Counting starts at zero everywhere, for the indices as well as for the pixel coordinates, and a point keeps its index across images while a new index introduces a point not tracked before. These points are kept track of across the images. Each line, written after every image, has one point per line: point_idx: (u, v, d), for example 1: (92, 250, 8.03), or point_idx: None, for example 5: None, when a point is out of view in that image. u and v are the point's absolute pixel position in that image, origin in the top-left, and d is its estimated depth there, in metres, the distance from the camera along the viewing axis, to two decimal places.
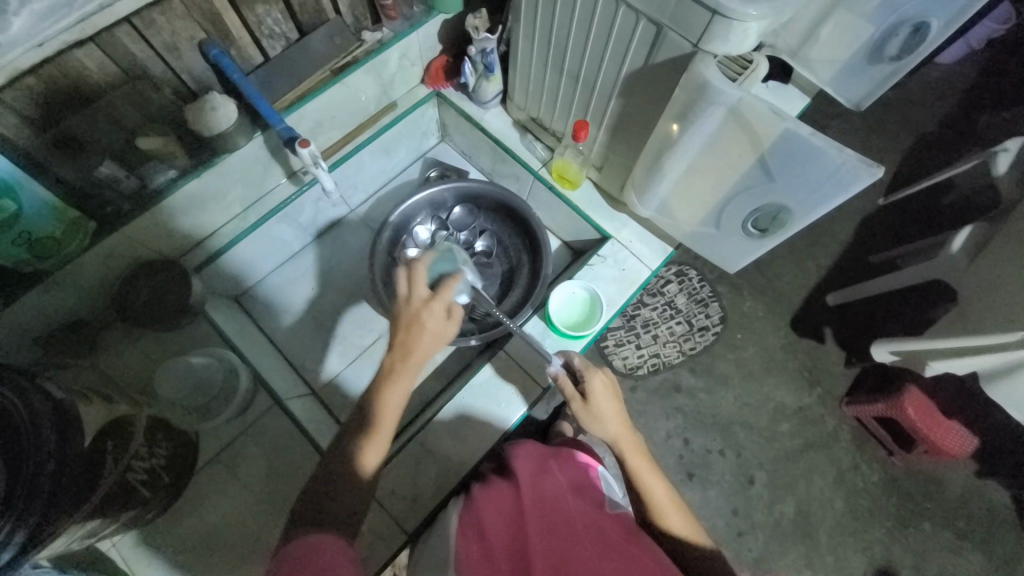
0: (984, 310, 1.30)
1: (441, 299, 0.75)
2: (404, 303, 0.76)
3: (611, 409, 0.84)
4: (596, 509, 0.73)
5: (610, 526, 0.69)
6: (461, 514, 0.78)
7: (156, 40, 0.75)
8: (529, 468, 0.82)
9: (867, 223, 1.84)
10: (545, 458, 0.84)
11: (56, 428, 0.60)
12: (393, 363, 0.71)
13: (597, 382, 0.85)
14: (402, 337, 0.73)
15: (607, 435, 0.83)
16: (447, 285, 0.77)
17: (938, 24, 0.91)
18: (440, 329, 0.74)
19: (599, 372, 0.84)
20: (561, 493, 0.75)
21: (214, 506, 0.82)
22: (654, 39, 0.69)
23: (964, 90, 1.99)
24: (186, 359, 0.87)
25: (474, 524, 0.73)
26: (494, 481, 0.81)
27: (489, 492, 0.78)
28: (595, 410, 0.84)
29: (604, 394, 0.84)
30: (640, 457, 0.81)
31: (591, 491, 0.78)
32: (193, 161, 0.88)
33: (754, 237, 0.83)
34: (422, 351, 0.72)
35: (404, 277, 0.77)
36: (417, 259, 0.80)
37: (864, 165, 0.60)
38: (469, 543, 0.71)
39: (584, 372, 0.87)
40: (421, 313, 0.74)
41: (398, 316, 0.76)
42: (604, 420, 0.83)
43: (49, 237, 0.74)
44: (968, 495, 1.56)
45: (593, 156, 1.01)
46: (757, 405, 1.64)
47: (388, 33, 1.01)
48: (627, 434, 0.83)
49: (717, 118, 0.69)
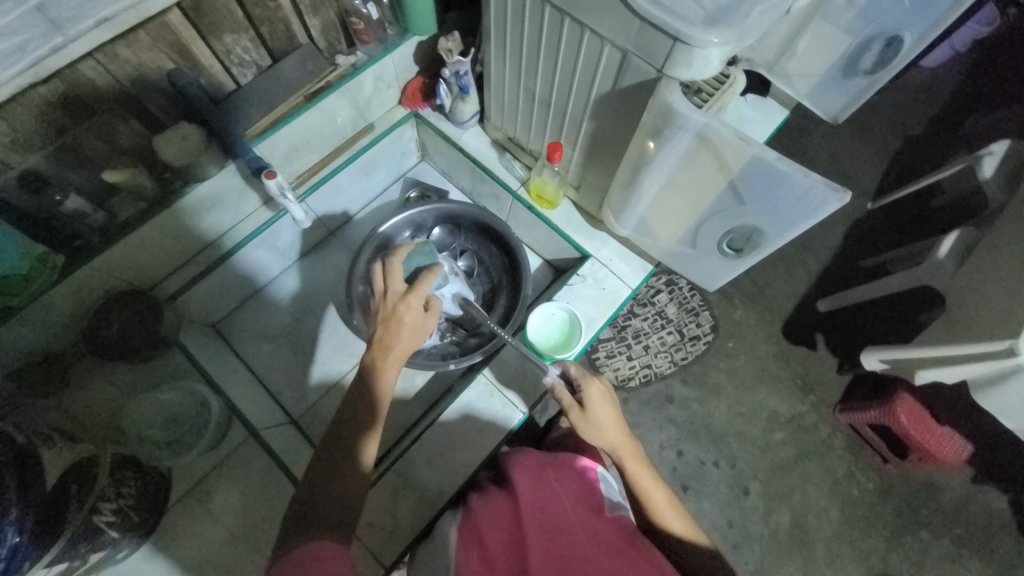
0: (971, 317, 1.30)
1: (415, 294, 0.79)
2: (381, 299, 0.80)
3: (608, 417, 0.82)
4: (597, 516, 0.71)
5: (610, 535, 0.67)
6: (460, 526, 0.78)
7: (121, 74, 0.75)
8: (528, 477, 0.79)
9: (857, 228, 1.84)
10: (542, 466, 0.82)
11: (15, 475, 0.58)
12: (375, 358, 0.74)
13: (594, 390, 0.83)
14: (383, 333, 0.77)
15: (603, 442, 0.82)
16: (421, 279, 0.80)
17: (911, 38, 0.91)
18: (418, 322, 0.77)
19: (597, 380, 0.83)
20: (561, 501, 0.73)
21: (182, 547, 0.79)
22: (620, 64, 0.69)
23: (950, 93, 2.00)
24: (155, 396, 0.85)
25: (475, 538, 0.73)
26: (492, 494, 0.80)
27: (490, 509, 0.76)
28: (592, 418, 0.82)
29: (602, 402, 0.82)
30: (638, 461, 0.80)
31: (591, 496, 0.76)
32: (164, 191, 0.88)
33: (730, 257, 0.83)
34: (403, 343, 0.76)
35: (381, 274, 0.82)
36: (391, 255, 0.84)
37: (831, 190, 0.59)
38: (469, 559, 0.70)
39: (580, 381, 0.85)
40: (398, 308, 0.77)
41: (379, 312, 0.80)
42: (601, 428, 0.81)
43: (13, 275, 0.74)
44: (964, 501, 1.55)
45: (570, 176, 1.00)
46: (751, 415, 1.63)
47: (362, 57, 1.01)
48: (626, 440, 0.81)
49: (685, 141, 0.69)
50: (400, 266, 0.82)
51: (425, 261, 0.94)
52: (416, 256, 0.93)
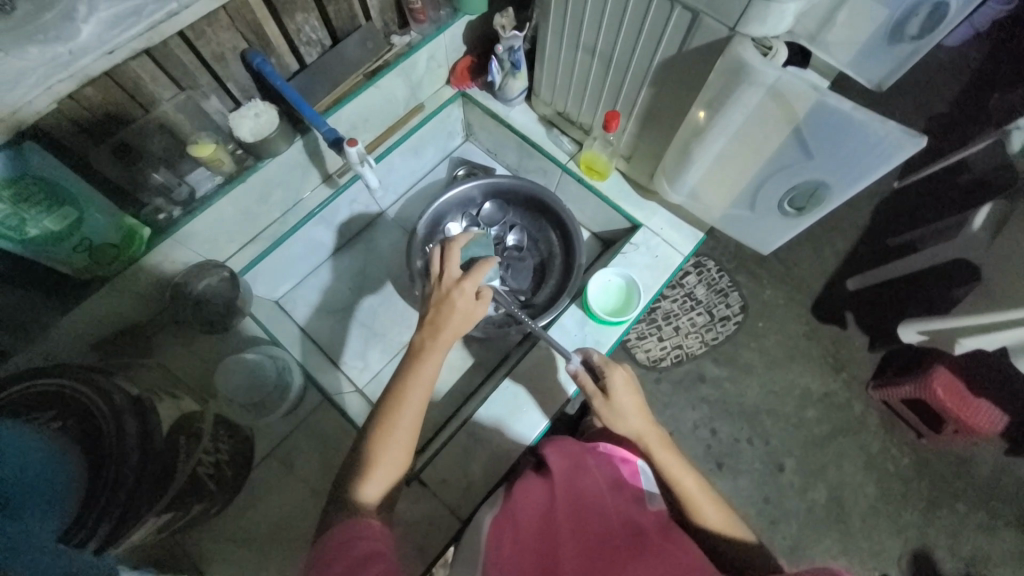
0: (1010, 287, 1.31)
1: (471, 281, 0.77)
2: (437, 281, 0.78)
3: (633, 405, 0.84)
4: (636, 507, 0.73)
5: (647, 524, 0.69)
6: (496, 511, 0.79)
7: (205, 51, 0.78)
8: (564, 462, 0.82)
9: (883, 207, 1.84)
10: (581, 453, 0.84)
11: (136, 422, 0.63)
12: (424, 338, 0.74)
13: (618, 377, 0.86)
14: (434, 315, 0.76)
15: (629, 431, 0.84)
16: (476, 266, 0.78)
17: (956, 4, 0.93)
18: (468, 309, 0.75)
19: (621, 367, 0.86)
20: (599, 491, 0.76)
21: (272, 500, 0.83)
22: (689, 26, 0.71)
23: (974, 71, 2.00)
24: (240, 357, 0.89)
25: (508, 522, 0.74)
26: (529, 477, 0.82)
27: (524, 490, 0.79)
28: (617, 406, 0.84)
29: (626, 389, 0.85)
30: (664, 449, 0.83)
31: (629, 487, 0.78)
32: (239, 167, 0.91)
33: (791, 216, 0.85)
34: (453, 329, 0.74)
35: (439, 257, 0.81)
36: (450, 240, 0.83)
37: (909, 136, 0.61)
38: (501, 542, 0.72)
39: (604, 368, 0.88)
40: (450, 294, 0.76)
41: (432, 296, 0.78)
42: (627, 417, 0.84)
43: (108, 244, 0.77)
44: (999, 474, 1.55)
45: (622, 146, 1.02)
46: (783, 393, 1.65)
47: (416, 36, 1.04)
48: (651, 428, 0.84)
49: (755, 98, 0.71)
50: (458, 251, 0.81)
51: (481, 251, 0.99)
52: (473, 247, 0.98)
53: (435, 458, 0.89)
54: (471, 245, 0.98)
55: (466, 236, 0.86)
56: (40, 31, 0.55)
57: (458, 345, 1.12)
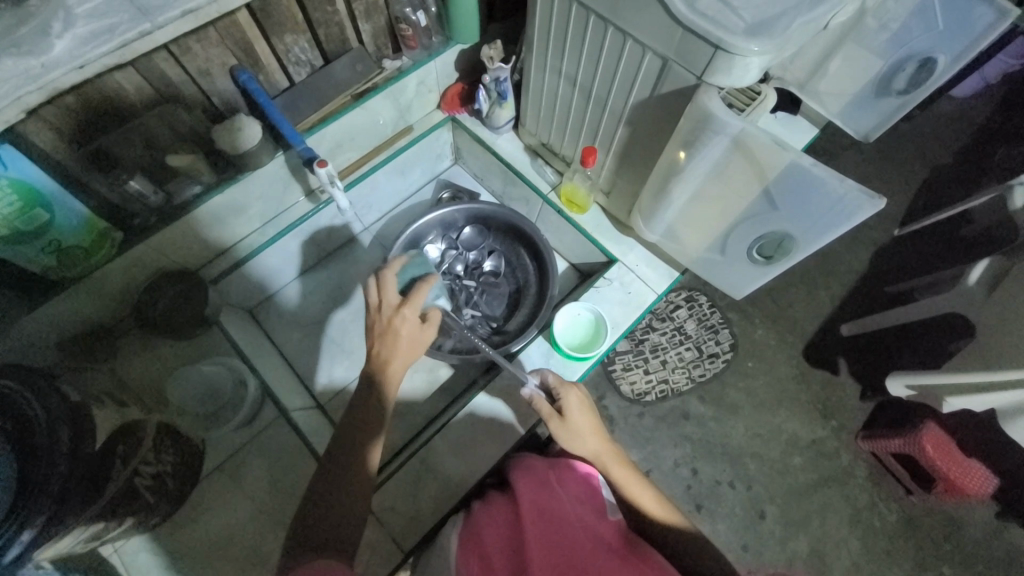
0: (1003, 347, 1.27)
1: (411, 305, 0.79)
2: (375, 312, 0.79)
3: (588, 426, 0.82)
4: (596, 517, 0.74)
5: (606, 532, 0.71)
6: (460, 531, 0.80)
7: (190, 66, 0.81)
8: (529, 479, 0.82)
9: (882, 254, 1.81)
10: (545, 471, 0.83)
11: (71, 430, 0.62)
12: (374, 373, 0.76)
13: (572, 398, 0.84)
14: (379, 348, 0.77)
15: (586, 452, 0.81)
16: (416, 291, 0.81)
17: (945, 59, 0.91)
18: (415, 332, 0.78)
19: (574, 389, 0.84)
20: (563, 506, 0.75)
21: (215, 516, 0.82)
22: (660, 71, 0.72)
23: (981, 124, 1.99)
24: (197, 367, 0.90)
25: (473, 542, 0.75)
26: (494, 501, 0.82)
27: (490, 509, 0.81)
28: (573, 428, 0.82)
29: (581, 409, 0.83)
30: (621, 466, 0.80)
31: (593, 500, 0.78)
32: (218, 177, 0.94)
33: (760, 264, 0.84)
34: (400, 356, 0.77)
35: (375, 287, 0.82)
36: (384, 267, 0.84)
37: (868, 197, 0.60)
38: (469, 559, 0.73)
39: (559, 390, 0.86)
40: (393, 321, 0.78)
41: (373, 325, 0.79)
42: (583, 436, 0.81)
43: (77, 247, 0.79)
44: (991, 538, 1.49)
45: (602, 182, 1.03)
46: (769, 437, 1.60)
47: (407, 62, 1.07)
48: (608, 446, 0.81)
49: (720, 145, 0.71)
50: (394, 277, 0.82)
51: (417, 273, 0.93)
52: (410, 267, 0.93)
53: (387, 482, 0.87)
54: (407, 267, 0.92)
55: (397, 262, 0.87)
56: (16, 46, 0.59)
57: (426, 367, 1.12)
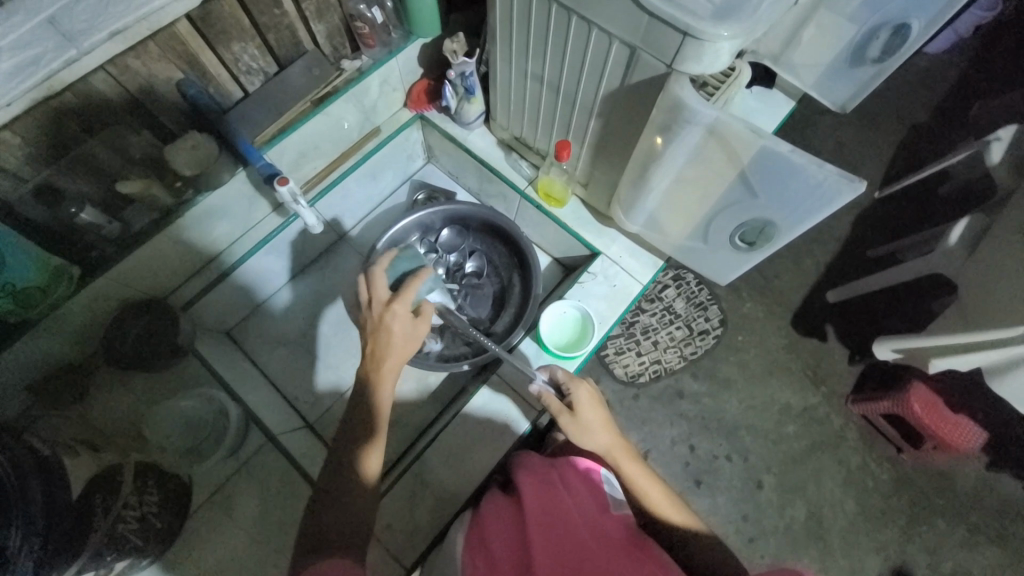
0: (986, 305, 1.28)
1: (401, 301, 0.78)
2: (367, 308, 0.79)
3: (598, 421, 0.83)
4: (603, 514, 0.71)
5: (614, 530, 0.67)
6: (465, 530, 0.77)
7: (132, 86, 0.75)
8: (533, 478, 0.78)
9: (865, 218, 1.82)
10: (547, 470, 0.81)
11: (42, 485, 0.60)
12: (368, 372, 0.75)
13: (582, 394, 0.84)
14: (373, 345, 0.76)
15: (596, 447, 0.82)
16: (407, 285, 0.80)
17: (919, 24, 0.88)
18: (407, 329, 0.77)
19: (585, 382, 0.84)
20: (568, 503, 0.72)
21: (210, 549, 0.80)
22: (628, 60, 0.69)
23: (954, 79, 1.98)
24: (175, 404, 0.88)
25: (479, 541, 0.71)
26: (500, 502, 0.78)
27: (493, 507, 0.77)
28: (583, 422, 0.82)
29: (591, 404, 0.83)
30: (631, 459, 0.81)
31: (597, 496, 0.75)
32: (177, 201, 0.89)
33: (742, 250, 0.83)
34: (393, 353, 0.75)
35: (365, 284, 0.82)
36: (373, 265, 0.83)
37: (847, 181, 0.59)
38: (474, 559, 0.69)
39: (568, 385, 0.86)
40: (384, 317, 0.77)
41: (366, 323, 0.79)
42: (593, 431, 0.82)
43: (33, 287, 0.75)
44: (978, 488, 1.54)
45: (578, 174, 1.00)
46: (762, 408, 1.62)
47: (366, 61, 1.01)
48: (618, 441, 0.83)
49: (694, 134, 0.69)
50: (384, 273, 0.82)
51: (408, 266, 0.91)
52: (399, 262, 0.91)
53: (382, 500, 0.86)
54: (398, 259, 0.92)
55: (388, 257, 0.87)
56: None
57: (414, 376, 1.09)
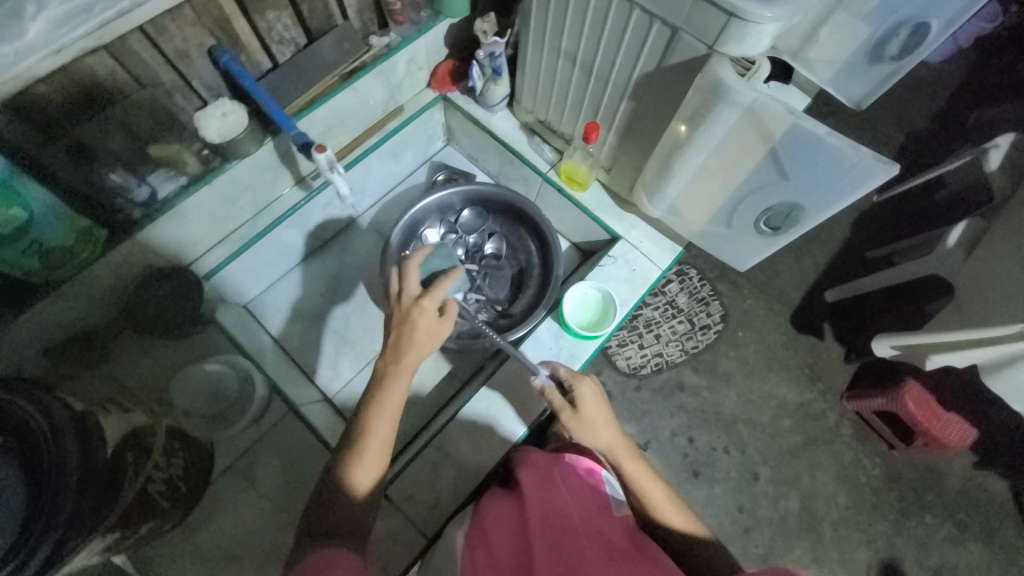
0: (982, 305, 1.31)
1: (432, 297, 0.74)
2: (395, 300, 0.75)
3: (602, 419, 0.81)
4: (602, 514, 0.72)
5: (612, 533, 0.68)
6: (467, 529, 0.78)
7: (167, 48, 0.75)
8: (534, 477, 0.79)
9: (864, 220, 1.85)
10: (547, 464, 0.81)
11: (78, 442, 0.59)
12: (386, 365, 0.71)
13: (586, 389, 0.83)
14: (396, 338, 0.72)
15: (600, 444, 0.81)
16: (439, 282, 0.76)
17: (937, 24, 0.91)
18: (432, 327, 0.72)
19: (588, 379, 0.83)
20: (566, 505, 0.72)
21: (230, 515, 0.80)
22: (668, 41, 0.70)
23: (954, 88, 2.01)
24: (201, 367, 0.87)
25: (481, 539, 0.73)
26: (499, 501, 0.79)
27: (495, 506, 0.78)
28: (585, 420, 0.81)
29: (592, 402, 0.82)
30: (633, 459, 0.79)
31: (596, 496, 0.76)
32: (204, 169, 0.88)
33: (766, 235, 0.85)
34: (416, 350, 0.71)
35: (397, 277, 0.78)
36: (409, 257, 0.80)
37: (881, 163, 0.61)
38: (475, 557, 0.71)
39: (572, 382, 0.85)
40: (411, 312, 0.73)
41: (392, 316, 0.75)
42: (596, 430, 0.81)
43: (59, 246, 0.74)
44: (965, 485, 1.58)
45: (602, 158, 1.02)
46: (760, 403, 1.65)
47: (395, 37, 1.01)
48: (621, 440, 0.81)
49: (730, 117, 0.71)
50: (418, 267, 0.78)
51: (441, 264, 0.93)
52: (433, 259, 0.93)
53: (403, 472, 0.87)
54: (431, 258, 0.92)
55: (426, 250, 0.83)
56: None
57: (432, 355, 1.10)
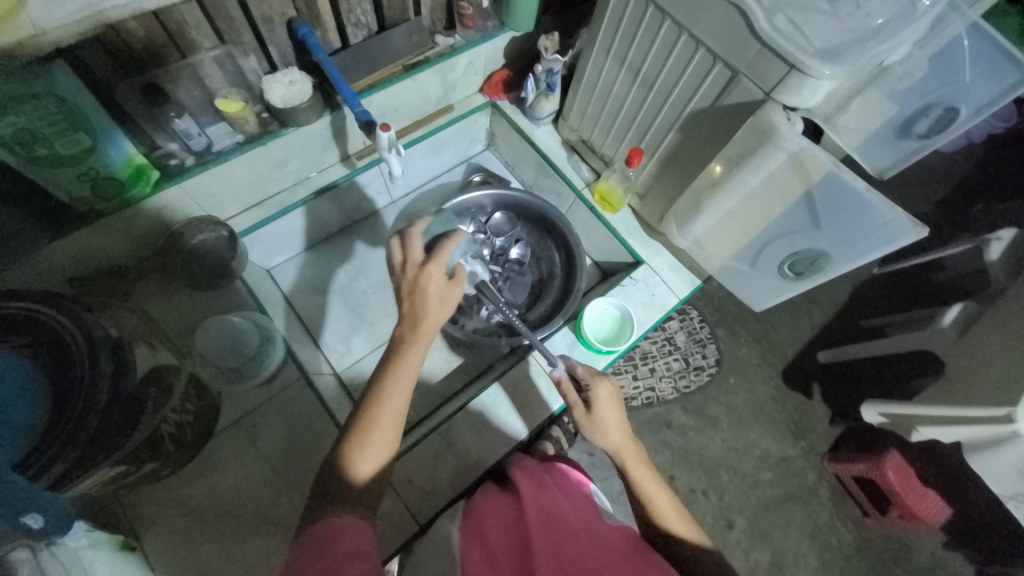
0: (970, 385, 1.34)
1: (436, 263, 0.71)
2: (400, 271, 0.72)
3: (614, 420, 0.82)
4: (597, 519, 0.73)
5: (608, 535, 0.69)
6: (460, 527, 0.77)
7: (254, 11, 0.79)
8: (529, 480, 0.80)
9: (863, 289, 1.88)
10: (541, 472, 0.84)
11: (111, 364, 0.59)
12: (403, 333, 0.69)
13: (603, 391, 0.84)
14: (409, 307, 0.70)
15: (608, 446, 0.82)
16: (442, 247, 0.73)
17: (967, 110, 0.90)
18: (443, 291, 0.70)
19: (607, 382, 0.85)
20: (564, 507, 0.74)
21: (224, 474, 0.81)
22: (727, 83, 0.75)
23: (962, 178, 2.07)
24: (226, 319, 0.85)
25: (478, 536, 0.72)
26: (494, 498, 0.80)
27: (492, 507, 0.77)
28: (598, 419, 0.82)
29: (609, 403, 0.83)
30: (640, 465, 0.80)
31: (591, 504, 0.78)
32: (262, 130, 0.90)
33: (787, 279, 0.90)
34: (431, 316, 0.69)
35: (398, 246, 0.74)
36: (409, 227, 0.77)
37: (912, 225, 0.67)
38: (474, 552, 0.69)
39: (588, 381, 0.86)
40: (418, 278, 0.70)
41: (399, 287, 0.72)
42: (607, 430, 0.82)
43: (112, 178, 0.75)
44: (934, 563, 1.56)
45: (638, 184, 1.05)
46: (743, 451, 1.65)
47: (460, 40, 1.05)
48: (629, 443, 0.81)
49: (776, 160, 0.75)
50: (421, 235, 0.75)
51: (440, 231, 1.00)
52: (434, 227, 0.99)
53: (405, 455, 0.87)
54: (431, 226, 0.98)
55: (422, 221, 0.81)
56: None
57: (444, 348, 1.12)
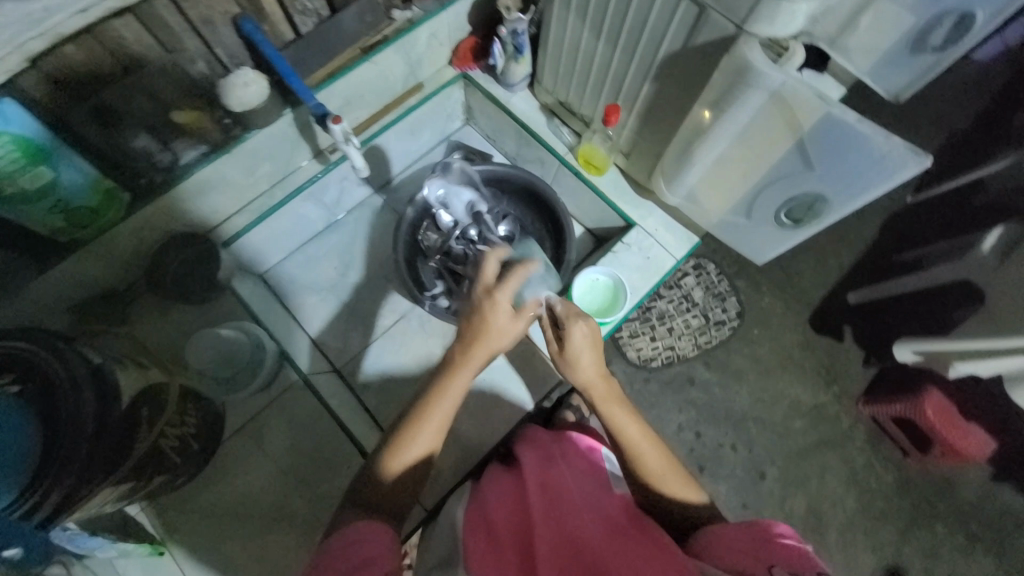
0: (1015, 313, 1.23)
1: (502, 294, 0.70)
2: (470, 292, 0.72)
3: (588, 361, 0.75)
4: (602, 491, 0.72)
5: (610, 508, 0.68)
6: (467, 504, 0.77)
7: (191, 14, 0.75)
8: (535, 455, 0.79)
9: (900, 216, 1.70)
10: (548, 443, 0.82)
11: (95, 393, 0.61)
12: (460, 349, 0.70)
13: (576, 332, 0.74)
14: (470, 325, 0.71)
15: (580, 382, 0.76)
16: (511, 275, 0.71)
17: (983, 16, 0.76)
18: (505, 323, 0.70)
19: (581, 322, 0.73)
20: (569, 481, 0.73)
21: (237, 476, 0.85)
22: (697, 20, 0.68)
23: (1002, 85, 1.85)
24: (216, 333, 0.89)
25: (481, 513, 0.72)
26: (499, 473, 0.79)
27: (496, 481, 0.77)
28: (569, 358, 0.75)
29: (584, 345, 0.74)
30: (618, 406, 0.74)
31: (598, 474, 0.76)
32: (225, 137, 0.88)
33: (786, 227, 0.84)
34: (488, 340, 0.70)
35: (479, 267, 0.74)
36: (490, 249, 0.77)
37: (913, 154, 0.60)
38: (477, 531, 0.69)
39: (565, 320, 0.75)
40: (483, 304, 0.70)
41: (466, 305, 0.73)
42: (578, 369, 0.75)
43: (84, 208, 0.75)
44: (979, 497, 1.50)
45: (621, 142, 0.99)
46: (773, 402, 1.57)
47: (418, 11, 0.98)
48: (604, 382, 0.76)
49: (758, 100, 0.68)
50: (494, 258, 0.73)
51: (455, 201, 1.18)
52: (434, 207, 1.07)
53: None
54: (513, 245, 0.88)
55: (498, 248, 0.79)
56: None
57: (440, 333, 1.11)
